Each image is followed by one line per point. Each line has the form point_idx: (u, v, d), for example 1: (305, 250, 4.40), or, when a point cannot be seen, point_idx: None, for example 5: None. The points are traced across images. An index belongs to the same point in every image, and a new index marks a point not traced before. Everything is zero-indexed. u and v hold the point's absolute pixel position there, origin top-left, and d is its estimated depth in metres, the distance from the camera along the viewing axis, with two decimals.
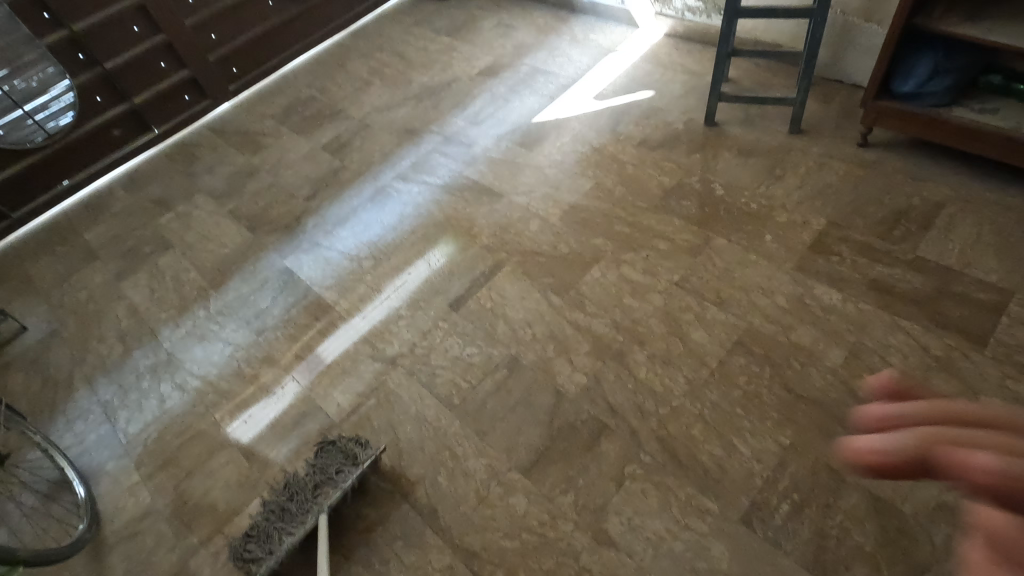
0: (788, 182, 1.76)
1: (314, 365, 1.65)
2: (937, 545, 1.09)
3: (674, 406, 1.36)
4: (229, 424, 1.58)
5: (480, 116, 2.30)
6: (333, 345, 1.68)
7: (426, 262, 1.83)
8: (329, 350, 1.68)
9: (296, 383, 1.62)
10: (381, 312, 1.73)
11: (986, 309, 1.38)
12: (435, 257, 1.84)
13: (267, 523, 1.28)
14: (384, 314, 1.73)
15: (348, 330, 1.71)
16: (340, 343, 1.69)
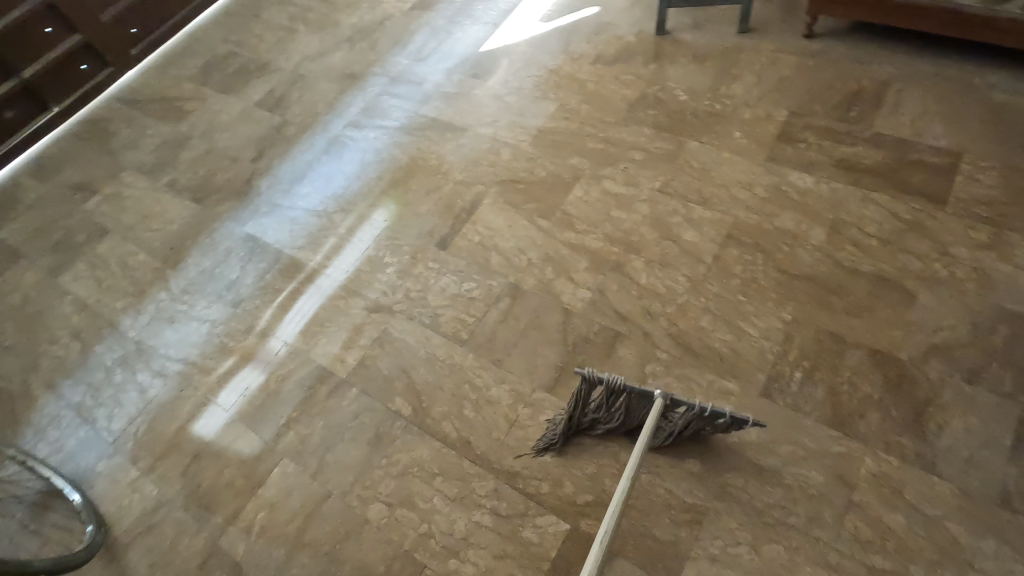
0: (746, 81, 1.80)
1: (297, 326, 1.58)
2: (933, 382, 1.21)
3: (680, 304, 1.41)
4: (214, 399, 1.50)
5: (424, 52, 2.19)
6: (304, 306, 1.61)
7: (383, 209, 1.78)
8: (305, 307, 1.61)
9: (278, 344, 1.56)
10: (355, 261, 1.67)
11: (942, 172, 1.49)
12: (391, 209, 1.77)
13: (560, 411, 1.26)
14: (353, 266, 1.66)
15: (319, 287, 1.64)
16: (316, 299, 1.62)
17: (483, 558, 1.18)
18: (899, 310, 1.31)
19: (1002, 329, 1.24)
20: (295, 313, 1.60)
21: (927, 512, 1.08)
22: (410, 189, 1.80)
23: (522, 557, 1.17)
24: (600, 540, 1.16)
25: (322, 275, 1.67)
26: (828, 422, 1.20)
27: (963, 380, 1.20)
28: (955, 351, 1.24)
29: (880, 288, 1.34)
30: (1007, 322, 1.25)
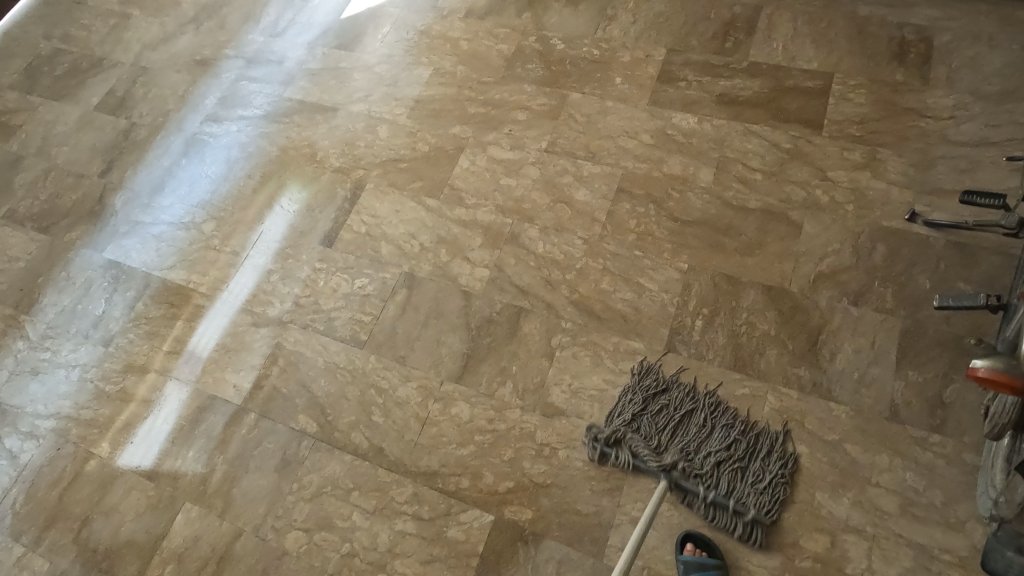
0: (622, 21, 1.72)
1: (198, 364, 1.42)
2: (823, 309, 1.24)
3: (579, 269, 1.37)
4: (110, 458, 1.34)
5: (280, 25, 1.97)
6: (204, 337, 1.45)
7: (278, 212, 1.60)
8: (206, 338, 1.45)
9: (180, 386, 1.40)
10: (248, 276, 1.51)
11: (817, 94, 1.49)
12: (279, 212, 1.60)
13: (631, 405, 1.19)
14: (251, 285, 1.50)
15: (216, 314, 1.48)
16: (217, 326, 1.46)
17: (411, 566, 1.14)
18: (787, 243, 1.32)
19: (881, 246, 1.28)
20: (195, 347, 1.44)
21: (828, 438, 1.12)
22: (291, 184, 1.64)
23: (449, 557, 1.14)
24: (526, 525, 1.14)
25: (216, 297, 1.51)
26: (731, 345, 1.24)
27: (850, 303, 1.23)
28: (841, 275, 1.26)
29: (768, 223, 1.35)
30: (885, 239, 1.28)
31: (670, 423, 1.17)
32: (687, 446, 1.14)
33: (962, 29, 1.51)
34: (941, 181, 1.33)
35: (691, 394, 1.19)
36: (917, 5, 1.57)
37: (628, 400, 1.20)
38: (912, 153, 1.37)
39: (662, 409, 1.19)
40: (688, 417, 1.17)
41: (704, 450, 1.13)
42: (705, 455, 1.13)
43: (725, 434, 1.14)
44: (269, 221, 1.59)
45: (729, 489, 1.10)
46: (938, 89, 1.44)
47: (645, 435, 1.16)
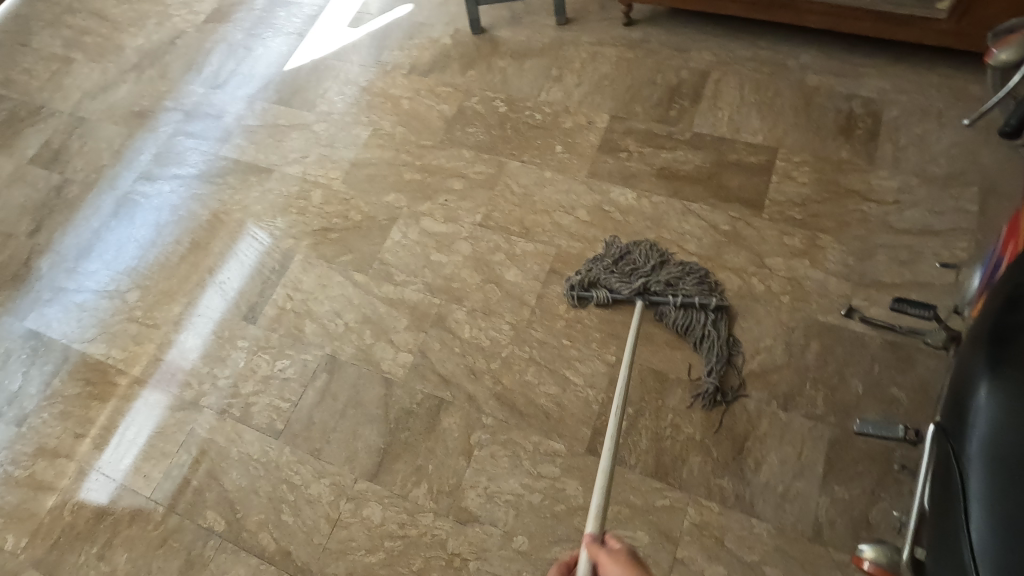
0: (567, 82, 1.67)
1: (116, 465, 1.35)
2: (751, 413, 1.18)
3: (504, 358, 1.32)
4: (12, 552, 1.29)
5: (221, 76, 1.91)
6: (133, 432, 1.38)
7: (222, 286, 1.53)
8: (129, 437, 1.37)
9: (98, 490, 1.33)
10: (176, 365, 1.44)
11: (759, 171, 1.43)
12: (212, 288, 1.53)
13: (605, 264, 1.35)
14: (184, 373, 1.43)
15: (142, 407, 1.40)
16: (149, 424, 1.38)
17: None
18: None
19: (814, 344, 1.22)
20: (122, 441, 1.37)
21: (746, 558, 1.07)
22: (226, 256, 1.57)
23: None
24: None
25: (147, 384, 1.43)
26: (683, 342, 1.27)
27: (779, 406, 1.18)
28: (771, 375, 1.21)
29: None
30: (819, 335, 1.23)
31: (636, 265, 1.34)
32: (663, 284, 1.30)
33: (911, 103, 1.45)
34: (880, 272, 1.27)
35: (649, 250, 1.36)
36: (867, 75, 1.51)
37: (600, 260, 1.36)
38: (852, 240, 1.32)
39: (631, 259, 1.35)
40: (657, 265, 1.34)
41: (671, 287, 1.30)
42: (672, 290, 1.29)
43: (683, 273, 1.31)
44: (210, 301, 1.51)
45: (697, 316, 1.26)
46: (883, 169, 1.39)
47: (618, 275, 1.33)
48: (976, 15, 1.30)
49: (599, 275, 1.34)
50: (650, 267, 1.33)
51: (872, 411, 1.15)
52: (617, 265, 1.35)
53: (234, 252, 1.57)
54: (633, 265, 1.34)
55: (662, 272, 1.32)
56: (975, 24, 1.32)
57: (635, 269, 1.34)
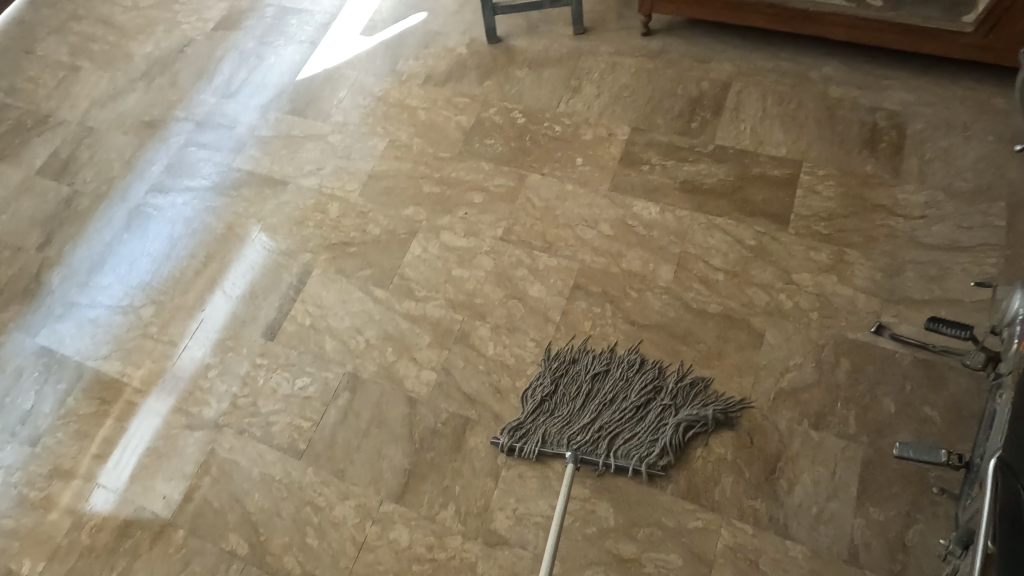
0: (586, 93, 1.65)
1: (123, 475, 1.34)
2: (783, 432, 1.17)
3: (529, 376, 1.30)
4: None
5: (233, 85, 1.88)
6: (137, 439, 1.37)
7: (224, 293, 1.52)
8: (136, 446, 1.37)
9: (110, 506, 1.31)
10: (184, 373, 1.43)
11: (784, 185, 1.42)
12: (225, 300, 1.51)
13: (539, 401, 1.25)
14: (185, 381, 1.42)
15: (150, 411, 1.40)
16: (152, 433, 1.37)
17: None
18: (747, 353, 1.25)
19: (845, 362, 1.21)
20: (123, 451, 1.36)
21: None
22: (233, 264, 1.56)
23: None
24: None
25: (151, 395, 1.42)
26: (712, 361, 1.26)
27: (810, 426, 1.17)
28: (802, 394, 1.20)
29: (728, 329, 1.28)
30: (849, 353, 1.22)
31: (564, 398, 1.25)
32: (606, 403, 1.22)
33: (936, 116, 1.45)
34: (909, 288, 1.27)
35: (581, 367, 1.28)
36: (890, 87, 1.50)
37: (536, 391, 1.26)
38: (879, 255, 1.31)
39: (558, 393, 1.26)
40: (596, 384, 1.25)
41: (611, 410, 1.21)
42: (615, 414, 1.21)
43: (626, 380, 1.25)
44: (212, 308, 1.50)
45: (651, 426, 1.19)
46: (909, 183, 1.38)
47: (558, 415, 1.23)
48: (1003, 29, 1.30)
49: (534, 417, 1.24)
50: (585, 390, 1.25)
51: (905, 430, 1.14)
52: (552, 396, 1.25)
53: (238, 258, 1.56)
54: (567, 392, 1.25)
55: (602, 392, 1.24)
56: (1002, 38, 1.32)
57: (570, 400, 1.24)
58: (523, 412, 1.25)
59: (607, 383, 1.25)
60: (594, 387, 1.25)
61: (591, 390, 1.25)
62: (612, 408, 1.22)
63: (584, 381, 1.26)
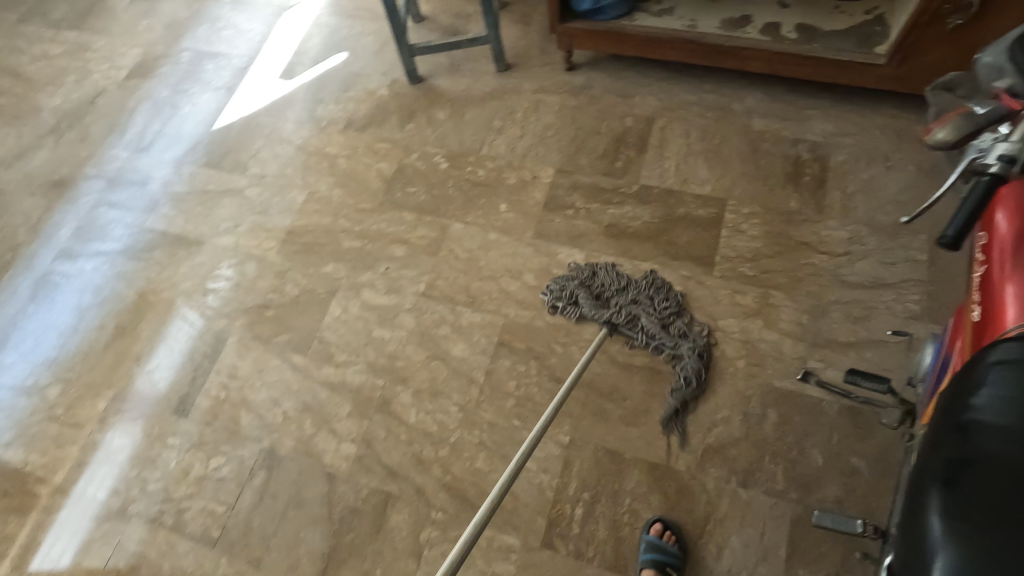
0: (509, 134, 1.60)
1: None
2: (710, 492, 1.13)
3: (452, 444, 1.25)
4: None
5: (146, 138, 1.80)
6: (41, 536, 1.28)
7: (153, 376, 1.42)
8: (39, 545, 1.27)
9: None
10: (92, 458, 1.35)
11: (708, 225, 1.39)
12: (136, 374, 1.43)
13: (591, 280, 1.35)
14: (113, 478, 1.32)
15: (55, 505, 1.31)
16: (72, 542, 1.26)
17: None
18: (673, 408, 1.21)
19: (772, 413, 1.18)
20: (26, 550, 1.26)
21: None
22: (159, 344, 1.46)
23: None
24: None
25: (62, 490, 1.32)
26: (639, 418, 1.21)
27: (738, 484, 1.13)
28: (729, 450, 1.16)
29: (654, 384, 1.24)
30: (776, 403, 1.19)
31: (630, 277, 1.34)
32: (637, 301, 1.30)
33: (857, 147, 1.42)
34: (834, 331, 1.24)
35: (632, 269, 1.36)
36: (812, 118, 1.48)
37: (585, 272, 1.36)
38: (804, 297, 1.28)
39: (602, 279, 1.34)
40: (633, 287, 1.33)
41: (640, 306, 1.29)
42: (647, 309, 1.29)
43: (660, 290, 1.31)
44: (139, 392, 1.41)
45: (663, 333, 1.26)
46: (833, 219, 1.35)
47: (590, 298, 1.32)
48: (914, 60, 1.27)
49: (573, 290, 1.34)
50: (621, 288, 1.33)
51: (833, 484, 1.11)
52: (600, 280, 1.35)
53: (163, 334, 1.47)
54: (604, 282, 1.34)
55: (632, 293, 1.32)
56: (914, 69, 1.29)
57: (603, 291, 1.33)
58: (570, 282, 1.35)
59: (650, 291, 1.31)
60: (624, 288, 1.33)
61: (630, 289, 1.33)
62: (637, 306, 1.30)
63: (615, 285, 1.33)
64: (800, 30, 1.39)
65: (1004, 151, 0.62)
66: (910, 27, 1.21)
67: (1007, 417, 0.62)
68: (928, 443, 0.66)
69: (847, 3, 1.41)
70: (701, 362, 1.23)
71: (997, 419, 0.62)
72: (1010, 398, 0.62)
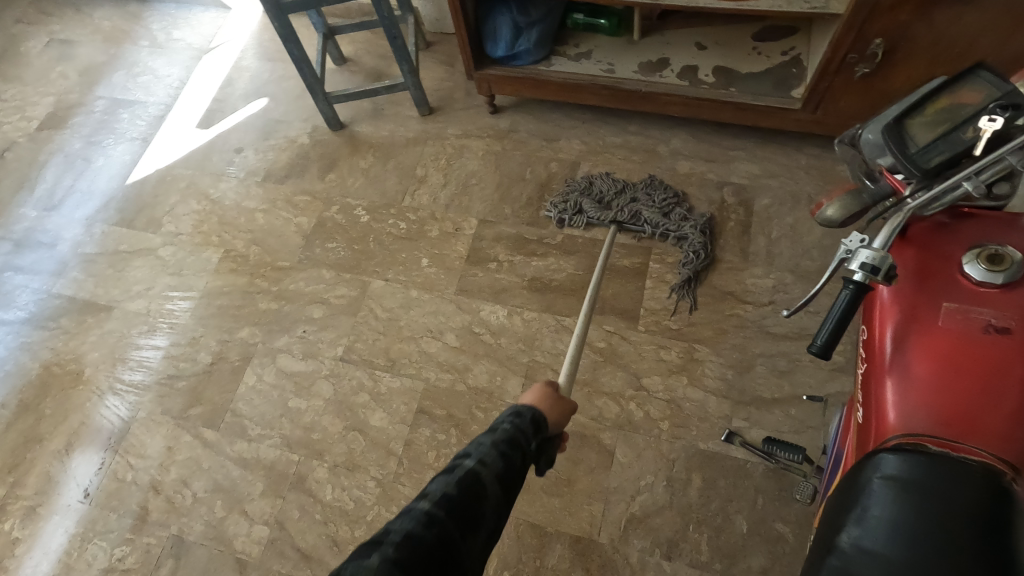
0: (433, 182, 1.55)
1: None
2: (635, 565, 1.09)
3: (370, 522, 1.19)
4: None
5: (56, 195, 1.71)
6: None
7: (81, 467, 1.32)
8: None
9: None
10: None
11: (633, 275, 1.35)
12: (38, 457, 1.34)
13: (589, 187, 1.45)
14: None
15: None
16: None
17: None
18: (597, 476, 1.17)
19: (697, 477, 1.14)
20: None
21: None
22: (84, 431, 1.36)
23: None
24: None
25: None
26: (562, 487, 1.17)
27: (663, 556, 1.09)
28: (653, 519, 1.12)
29: (577, 450, 1.19)
30: (700, 467, 1.15)
31: (618, 181, 1.45)
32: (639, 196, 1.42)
33: (782, 189, 1.40)
34: (759, 386, 1.21)
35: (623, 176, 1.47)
36: (737, 159, 1.45)
37: (582, 182, 1.46)
38: (729, 350, 1.25)
39: (600, 185, 1.44)
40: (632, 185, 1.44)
41: (643, 200, 1.41)
42: (648, 203, 1.40)
43: (656, 185, 1.43)
44: (65, 484, 1.31)
45: (667, 221, 1.37)
46: (758, 265, 1.32)
47: (594, 201, 1.42)
48: (829, 105, 1.25)
49: (575, 199, 1.43)
50: (619, 189, 1.44)
51: (758, 552, 1.07)
52: (595, 186, 1.44)
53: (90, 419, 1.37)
54: (604, 184, 1.44)
55: (632, 191, 1.43)
56: (830, 113, 1.27)
57: (605, 192, 1.43)
58: (569, 193, 1.44)
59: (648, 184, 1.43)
60: (623, 187, 1.44)
61: (626, 190, 1.43)
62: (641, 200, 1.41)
63: (616, 183, 1.44)
64: (717, 74, 1.36)
65: (864, 260, 0.59)
66: (821, 73, 1.19)
67: (882, 542, 0.56)
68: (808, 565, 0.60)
69: (764, 44, 1.39)
70: (705, 237, 1.35)
71: (873, 543, 0.56)
72: (887, 520, 0.57)
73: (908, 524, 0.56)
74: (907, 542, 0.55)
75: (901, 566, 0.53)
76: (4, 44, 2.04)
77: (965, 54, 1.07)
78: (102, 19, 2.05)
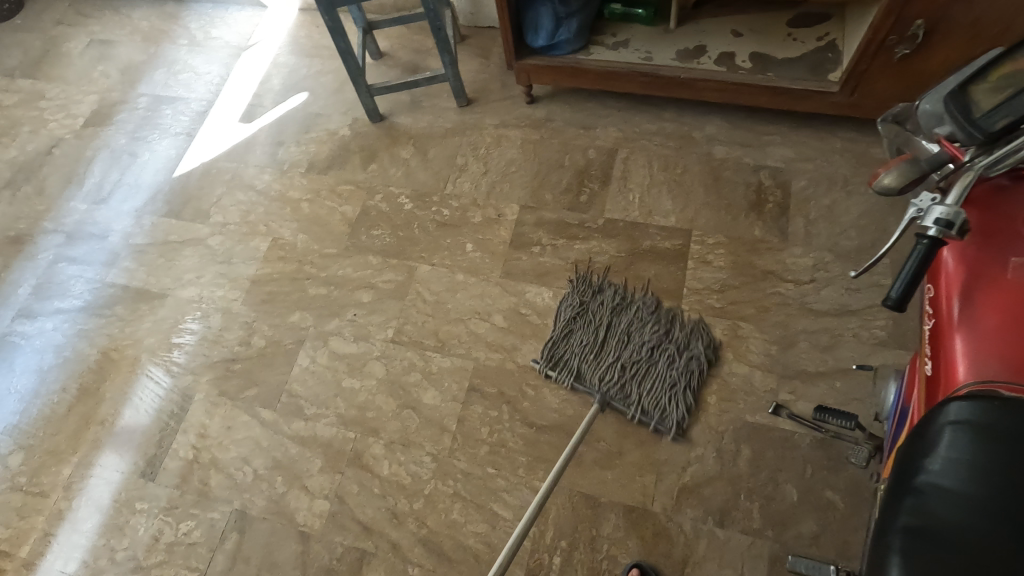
0: (473, 170, 1.59)
1: None
2: (689, 533, 1.13)
3: (427, 495, 1.23)
4: None
5: (104, 189, 1.76)
6: None
7: (133, 442, 1.37)
8: None
9: None
10: (55, 531, 1.30)
11: (674, 257, 1.39)
12: (100, 438, 1.39)
13: (572, 324, 1.33)
14: (84, 549, 1.28)
15: None
16: None
17: None
18: (647, 449, 1.20)
19: (745, 448, 1.18)
20: None
21: None
22: (139, 410, 1.41)
23: None
24: None
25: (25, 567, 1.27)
26: (614, 460, 1.20)
27: (715, 524, 1.13)
28: (705, 489, 1.15)
29: (627, 424, 1.23)
30: (749, 439, 1.18)
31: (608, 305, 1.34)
32: (627, 335, 1.30)
33: (818, 172, 1.44)
34: (803, 361, 1.24)
35: (618, 288, 1.36)
36: (773, 143, 1.49)
37: (568, 313, 1.34)
38: (772, 326, 1.28)
39: (590, 315, 1.33)
40: (626, 311, 1.33)
41: (635, 336, 1.29)
42: (641, 342, 1.29)
43: (648, 307, 1.32)
44: (113, 455, 1.36)
45: (661, 363, 1.26)
46: (797, 245, 1.36)
47: (581, 349, 1.30)
48: (866, 88, 1.29)
49: (562, 343, 1.31)
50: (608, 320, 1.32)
51: (809, 519, 1.11)
52: (581, 322, 1.33)
53: (138, 398, 1.42)
54: (588, 320, 1.33)
55: (622, 324, 1.31)
56: (866, 97, 1.30)
57: (591, 329, 1.31)
58: (554, 334, 1.33)
59: (643, 310, 1.32)
60: (612, 319, 1.32)
61: (615, 322, 1.32)
62: (634, 338, 1.29)
63: (606, 312, 1.33)
64: (754, 60, 1.40)
65: (938, 216, 0.62)
66: (859, 57, 1.22)
67: (958, 482, 0.61)
68: (883, 504, 0.66)
69: (799, 30, 1.42)
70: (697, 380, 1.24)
71: (950, 483, 0.61)
72: (960, 461, 0.61)
73: (983, 465, 0.60)
74: (983, 481, 0.59)
75: (979, 504, 0.59)
76: (46, 45, 2.09)
77: (1003, 34, 1.10)
78: (141, 19, 2.11)
